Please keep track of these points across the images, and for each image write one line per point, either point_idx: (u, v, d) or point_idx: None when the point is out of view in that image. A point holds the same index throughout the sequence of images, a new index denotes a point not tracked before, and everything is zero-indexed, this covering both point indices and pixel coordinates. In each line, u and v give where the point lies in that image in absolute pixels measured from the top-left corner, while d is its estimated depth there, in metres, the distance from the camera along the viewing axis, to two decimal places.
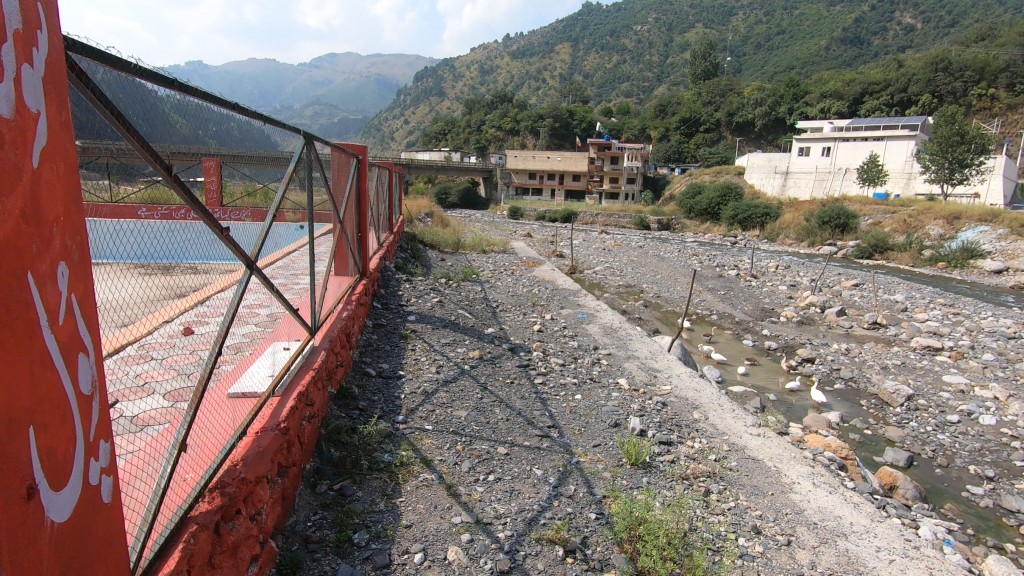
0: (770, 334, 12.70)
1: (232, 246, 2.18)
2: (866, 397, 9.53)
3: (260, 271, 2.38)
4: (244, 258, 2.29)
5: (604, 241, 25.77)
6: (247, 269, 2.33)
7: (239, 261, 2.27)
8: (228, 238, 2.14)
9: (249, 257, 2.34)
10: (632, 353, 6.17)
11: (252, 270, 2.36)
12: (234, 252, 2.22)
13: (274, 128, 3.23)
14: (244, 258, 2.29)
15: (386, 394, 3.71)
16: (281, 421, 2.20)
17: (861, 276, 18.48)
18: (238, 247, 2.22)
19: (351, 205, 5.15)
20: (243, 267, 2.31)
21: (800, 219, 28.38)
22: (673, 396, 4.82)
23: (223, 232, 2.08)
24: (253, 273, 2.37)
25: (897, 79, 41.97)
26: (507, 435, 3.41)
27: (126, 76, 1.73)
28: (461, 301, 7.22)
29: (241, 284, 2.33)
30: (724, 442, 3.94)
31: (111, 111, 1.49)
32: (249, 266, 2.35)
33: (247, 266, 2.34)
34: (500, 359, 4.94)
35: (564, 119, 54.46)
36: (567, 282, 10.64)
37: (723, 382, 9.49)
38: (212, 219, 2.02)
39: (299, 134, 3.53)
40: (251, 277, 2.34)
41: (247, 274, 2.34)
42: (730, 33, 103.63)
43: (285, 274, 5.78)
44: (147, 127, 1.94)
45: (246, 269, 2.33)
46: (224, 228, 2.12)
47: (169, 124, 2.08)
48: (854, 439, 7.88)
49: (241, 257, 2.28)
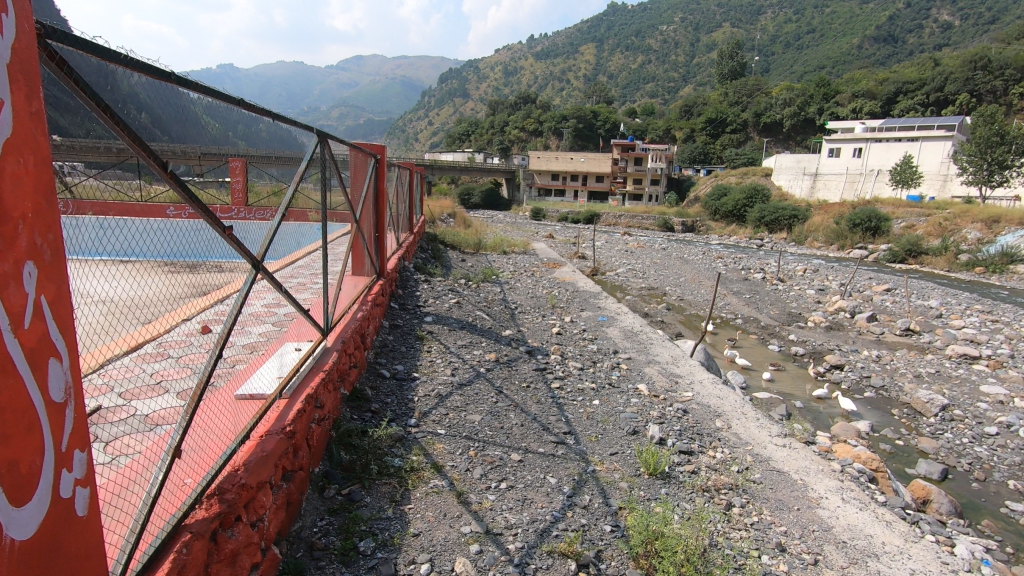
0: (798, 338, 12.38)
1: (236, 244, 2.14)
2: (898, 406, 9.21)
3: (265, 270, 2.34)
4: (249, 255, 2.24)
5: (628, 243, 25.53)
6: (252, 267, 2.29)
7: (243, 258, 2.22)
8: (231, 237, 2.10)
9: (254, 256, 2.29)
10: (653, 358, 6.03)
11: (259, 268, 2.32)
12: (238, 250, 2.18)
13: (299, 131, 3.25)
14: (248, 255, 2.24)
15: (399, 397, 3.65)
16: (287, 425, 2.15)
17: (894, 281, 17.96)
18: (242, 245, 2.18)
19: (368, 204, 5.11)
20: (248, 265, 2.27)
21: (829, 222, 27.70)
22: (694, 403, 4.67)
23: (225, 230, 2.04)
24: (259, 272, 2.34)
25: (932, 79, 40.72)
26: (522, 441, 3.32)
27: (111, 68, 1.63)
28: (480, 302, 7.18)
29: (246, 284, 2.29)
30: (747, 452, 3.79)
31: (98, 102, 1.42)
32: (255, 264, 2.31)
33: (252, 264, 2.29)
34: (517, 362, 4.86)
35: (588, 120, 54.18)
36: (589, 284, 10.52)
37: (748, 388, 9.27)
38: (214, 217, 1.98)
39: (320, 136, 3.53)
40: (257, 276, 2.30)
41: (253, 273, 2.30)
42: (759, 34, 101.88)
43: (301, 275, 5.80)
44: (174, 128, 2.04)
45: (252, 268, 2.29)
46: (227, 227, 2.09)
47: (192, 124, 2.15)
48: (885, 449, 7.61)
49: (245, 254, 2.23)
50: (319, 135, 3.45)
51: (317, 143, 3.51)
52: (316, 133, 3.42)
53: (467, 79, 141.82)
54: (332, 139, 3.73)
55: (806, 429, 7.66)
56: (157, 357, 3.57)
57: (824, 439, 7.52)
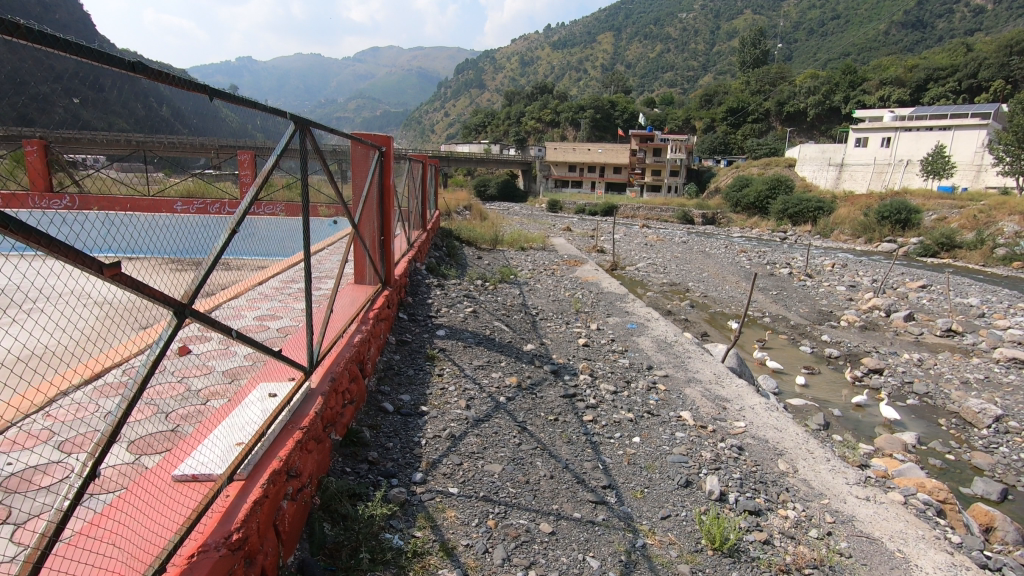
0: (831, 340, 11.54)
1: (134, 288, 1.49)
2: (945, 415, 8.41)
3: (196, 308, 1.78)
4: (170, 297, 1.66)
5: (647, 236, 24.72)
6: (178, 310, 1.73)
7: (162, 304, 1.63)
8: (120, 278, 1.43)
9: (174, 301, 1.68)
10: (693, 376, 5.32)
11: (189, 311, 1.77)
12: (146, 299, 1.57)
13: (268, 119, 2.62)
14: (171, 300, 1.66)
15: (404, 439, 3.04)
16: (233, 531, 1.59)
17: (929, 277, 16.95)
18: (152, 288, 1.56)
19: (370, 200, 4.44)
20: (171, 310, 1.71)
21: (857, 214, 26.47)
22: (749, 438, 3.99)
23: (107, 271, 1.39)
24: (191, 314, 1.80)
25: (965, 66, 39.01)
26: (552, 502, 2.69)
27: None
28: (498, 308, 6.52)
29: (165, 338, 1.72)
30: (824, 509, 3.13)
31: None
32: (183, 305, 1.76)
33: (180, 305, 1.74)
34: (542, 387, 4.19)
35: (605, 110, 53.10)
36: (612, 284, 9.81)
37: (782, 394, 8.55)
38: (76, 253, 1.32)
39: (297, 130, 2.85)
40: (180, 326, 1.73)
41: (181, 316, 1.74)
42: (782, 20, 98.70)
43: (289, 291, 5.23)
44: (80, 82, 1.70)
45: (178, 312, 1.72)
46: (111, 266, 1.41)
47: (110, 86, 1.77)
48: (934, 465, 6.85)
49: (166, 300, 1.64)
50: (296, 123, 2.73)
51: (296, 133, 2.80)
52: (293, 121, 2.71)
53: (483, 69, 140.49)
54: (319, 128, 3.05)
55: (850, 448, 6.91)
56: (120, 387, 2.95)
57: (871, 458, 6.78)
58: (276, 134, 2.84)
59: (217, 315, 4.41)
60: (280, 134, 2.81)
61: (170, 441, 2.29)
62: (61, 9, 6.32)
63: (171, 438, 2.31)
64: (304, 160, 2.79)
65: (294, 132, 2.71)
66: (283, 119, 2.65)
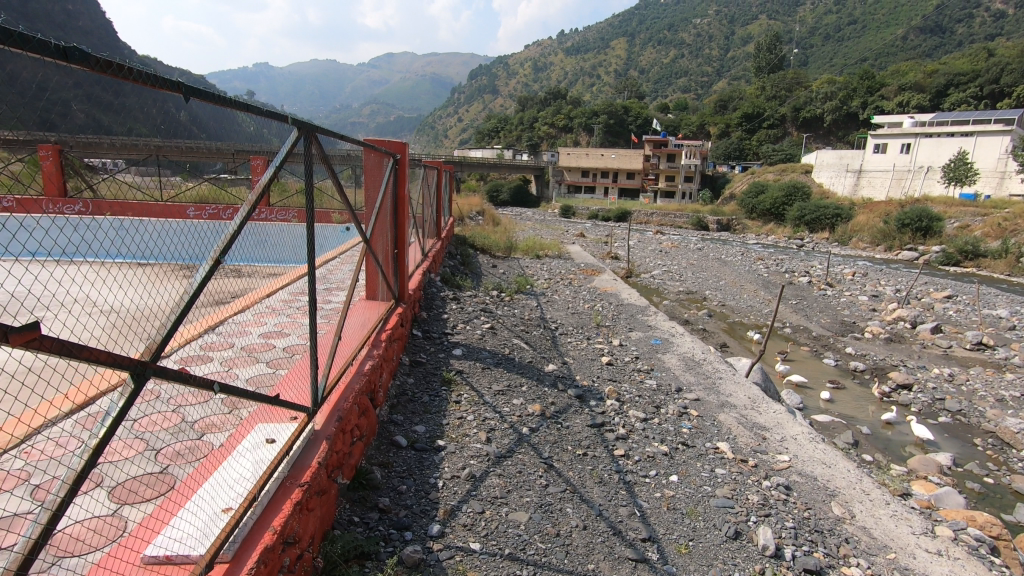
0: (856, 352, 11.07)
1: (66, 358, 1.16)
2: (981, 435, 7.91)
3: (160, 367, 1.46)
4: (125, 358, 1.34)
5: (661, 242, 24.30)
6: (135, 370, 1.41)
7: (110, 367, 1.31)
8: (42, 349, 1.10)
9: (128, 360, 1.37)
10: (727, 400, 4.94)
11: (151, 370, 1.45)
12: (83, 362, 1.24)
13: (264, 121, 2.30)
14: (122, 360, 1.34)
15: (417, 481, 2.73)
16: None
17: (954, 287, 16.34)
18: (92, 352, 1.23)
19: (382, 212, 4.13)
20: (126, 372, 1.39)
21: (876, 221, 25.80)
22: (796, 475, 3.63)
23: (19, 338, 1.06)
24: (154, 372, 1.48)
25: (986, 70, 38.12)
26: (588, 560, 2.36)
27: None
28: (516, 323, 6.19)
29: (119, 403, 1.40)
30: (891, 566, 2.77)
31: None
32: (143, 365, 1.45)
33: (140, 363, 1.43)
34: (567, 416, 3.86)
35: (619, 115, 52.77)
36: (632, 295, 9.44)
37: (807, 410, 8.13)
38: None
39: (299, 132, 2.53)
40: (138, 388, 1.41)
41: (141, 378, 1.43)
42: (798, 23, 97.36)
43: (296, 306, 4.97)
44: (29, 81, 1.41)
45: (135, 374, 1.40)
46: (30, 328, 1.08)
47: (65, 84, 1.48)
48: (973, 489, 6.39)
49: (116, 361, 1.33)
50: (300, 129, 2.40)
51: (301, 138, 2.46)
52: (295, 126, 2.38)
53: (496, 75, 140.86)
54: (327, 134, 2.73)
55: (881, 470, 6.47)
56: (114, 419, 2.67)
57: (907, 481, 6.31)
58: (277, 138, 2.53)
59: (221, 331, 4.18)
60: (282, 138, 2.51)
61: (157, 482, 1.99)
62: (83, 13, 6.21)
63: (158, 480, 2.02)
64: (310, 169, 2.47)
65: (297, 138, 2.38)
66: (284, 123, 2.31)
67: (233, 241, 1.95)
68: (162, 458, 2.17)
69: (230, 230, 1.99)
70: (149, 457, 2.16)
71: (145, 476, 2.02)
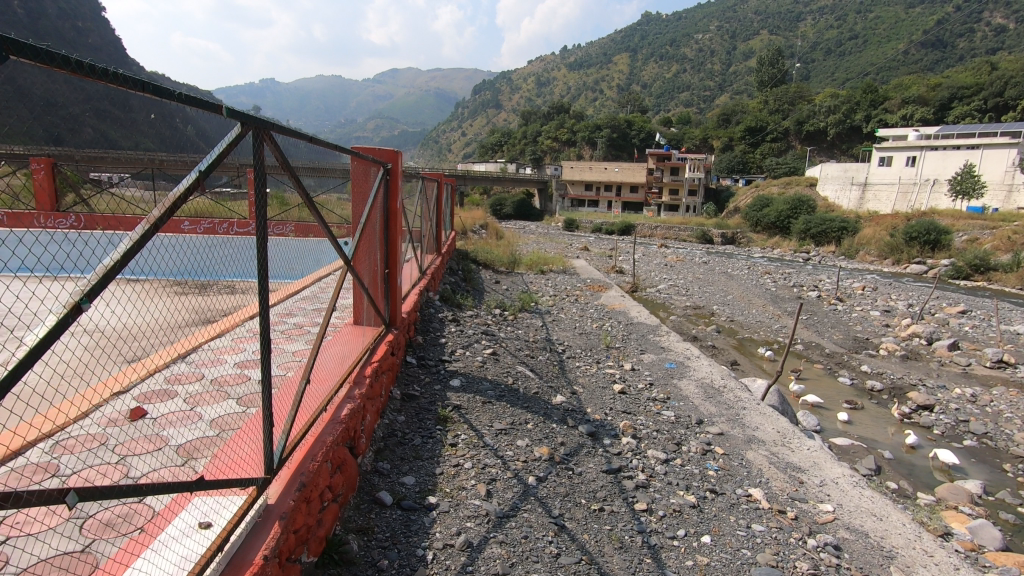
0: (871, 370, 10.51)
1: None
2: (1010, 460, 7.33)
3: None
4: None
5: (666, 256, 23.84)
6: None
7: None
8: None
9: None
10: (755, 436, 4.43)
11: None
12: None
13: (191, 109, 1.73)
14: None
15: (402, 551, 2.27)
16: None
17: (968, 302, 15.75)
18: None
19: (372, 226, 3.74)
20: None
21: (882, 234, 25.33)
22: (844, 531, 3.12)
23: None
24: None
25: (990, 83, 37.69)
26: None
27: None
28: (521, 347, 5.71)
29: None
30: None
31: None
32: None
33: None
34: (579, 459, 3.39)
35: (622, 129, 52.67)
36: (642, 313, 8.97)
37: (825, 433, 7.57)
38: None
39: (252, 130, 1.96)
40: None
41: None
42: (798, 40, 97.28)
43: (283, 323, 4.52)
44: None
45: None
46: None
47: None
48: (1008, 520, 5.78)
49: None
50: (246, 124, 1.83)
51: (249, 137, 1.92)
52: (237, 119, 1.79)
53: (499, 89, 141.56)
54: (286, 133, 2.19)
55: (910, 502, 5.85)
56: (42, 473, 2.21)
57: (937, 512, 5.75)
58: (219, 133, 1.96)
59: (192, 360, 3.71)
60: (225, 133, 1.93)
61: (73, 566, 1.49)
62: (93, 32, 6.03)
63: (75, 562, 1.52)
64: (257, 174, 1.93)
65: (240, 133, 1.81)
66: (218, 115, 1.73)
67: (115, 271, 1.38)
68: (87, 530, 1.65)
69: (112, 255, 1.39)
70: (71, 529, 1.65)
71: (60, 556, 1.52)
